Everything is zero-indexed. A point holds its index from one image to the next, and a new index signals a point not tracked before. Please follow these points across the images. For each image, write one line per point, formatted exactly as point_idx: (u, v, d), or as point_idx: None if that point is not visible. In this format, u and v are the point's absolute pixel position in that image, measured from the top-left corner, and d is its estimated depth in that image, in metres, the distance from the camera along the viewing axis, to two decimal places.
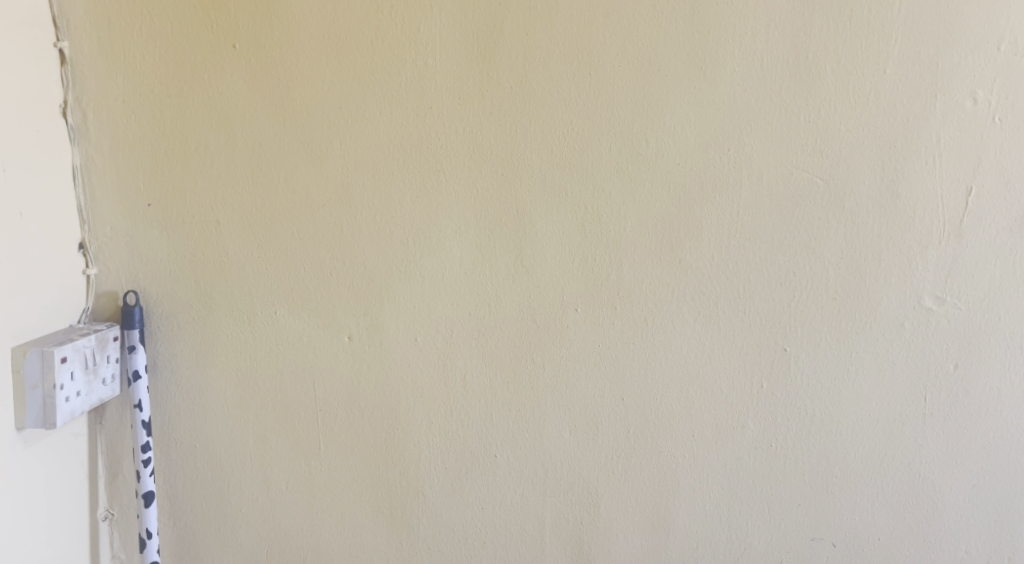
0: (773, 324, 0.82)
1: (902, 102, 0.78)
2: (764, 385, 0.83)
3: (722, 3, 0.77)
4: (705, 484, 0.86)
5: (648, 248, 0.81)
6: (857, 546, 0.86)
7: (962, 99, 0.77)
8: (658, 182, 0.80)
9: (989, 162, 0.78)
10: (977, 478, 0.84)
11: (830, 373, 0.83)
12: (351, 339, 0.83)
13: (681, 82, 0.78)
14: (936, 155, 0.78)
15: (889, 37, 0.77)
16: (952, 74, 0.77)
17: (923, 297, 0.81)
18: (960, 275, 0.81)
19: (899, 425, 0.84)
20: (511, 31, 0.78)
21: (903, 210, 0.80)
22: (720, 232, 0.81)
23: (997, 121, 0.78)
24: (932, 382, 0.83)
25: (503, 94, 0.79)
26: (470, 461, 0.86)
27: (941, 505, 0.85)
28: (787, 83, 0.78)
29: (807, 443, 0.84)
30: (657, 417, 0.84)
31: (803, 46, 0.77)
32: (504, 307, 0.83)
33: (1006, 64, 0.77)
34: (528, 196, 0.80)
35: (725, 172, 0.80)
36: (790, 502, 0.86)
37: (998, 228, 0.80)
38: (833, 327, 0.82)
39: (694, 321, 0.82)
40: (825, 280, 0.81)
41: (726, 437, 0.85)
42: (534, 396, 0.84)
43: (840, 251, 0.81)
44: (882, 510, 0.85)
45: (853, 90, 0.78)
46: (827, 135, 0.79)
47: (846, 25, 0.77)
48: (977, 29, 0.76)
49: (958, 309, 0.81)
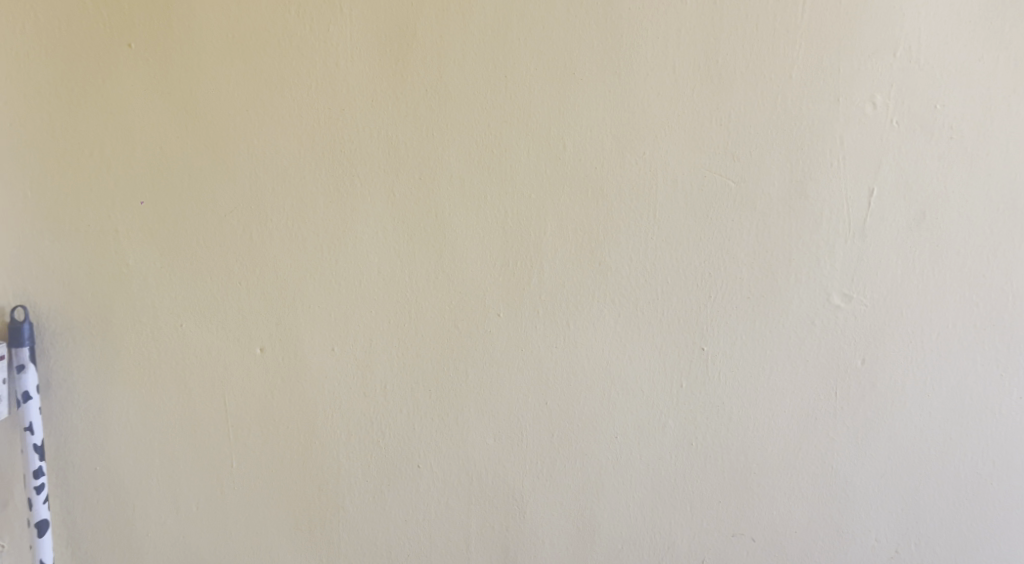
0: (691, 324, 0.83)
1: (806, 106, 0.80)
2: (683, 384, 0.85)
3: (633, 7, 0.77)
4: (628, 485, 0.86)
5: (568, 251, 0.81)
6: (775, 539, 0.88)
7: (862, 104, 0.80)
8: (577, 185, 0.80)
9: (889, 164, 0.82)
10: (886, 468, 0.88)
11: (747, 371, 0.85)
12: (264, 351, 0.80)
13: (597, 85, 0.78)
14: (840, 157, 0.81)
15: (793, 43, 0.79)
16: (852, 79, 0.80)
17: (832, 294, 0.84)
18: (865, 273, 0.84)
19: (812, 419, 0.86)
20: (425, 32, 0.76)
21: (810, 210, 0.82)
22: (638, 234, 0.81)
23: (895, 124, 0.81)
24: (841, 376, 0.85)
25: (419, 96, 0.77)
26: (393, 472, 0.84)
27: (853, 495, 0.88)
28: (698, 87, 0.79)
29: (726, 440, 0.86)
30: (580, 420, 0.84)
31: (712, 50, 0.78)
32: (424, 312, 0.81)
33: (902, 70, 0.80)
34: (447, 200, 0.79)
35: (641, 174, 0.80)
36: (711, 499, 0.87)
37: (899, 227, 0.83)
38: (748, 326, 0.84)
39: (613, 323, 0.83)
40: (739, 279, 0.83)
41: (648, 438, 0.85)
42: (456, 403, 0.83)
43: (753, 251, 0.82)
44: (798, 502, 0.88)
45: (761, 95, 0.80)
46: (738, 138, 0.80)
47: (752, 31, 0.78)
48: (874, 36, 0.79)
49: (864, 306, 0.84)
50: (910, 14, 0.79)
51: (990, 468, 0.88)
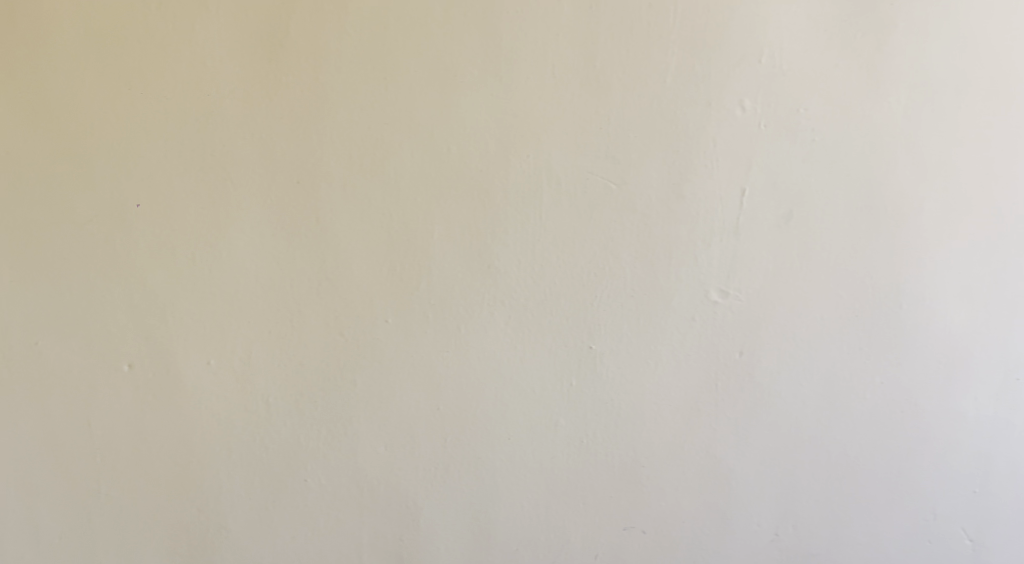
0: (578, 323, 0.85)
1: (681, 109, 0.83)
2: (573, 383, 0.86)
3: (512, 11, 0.78)
4: (522, 486, 0.87)
5: (456, 254, 0.81)
6: (665, 530, 0.91)
7: (731, 108, 0.84)
8: (463, 188, 0.80)
9: (758, 165, 0.85)
10: (765, 455, 0.92)
11: (633, 367, 0.87)
12: (133, 367, 0.76)
13: (479, 88, 0.78)
14: (713, 159, 0.84)
15: (666, 49, 0.81)
16: (722, 83, 0.83)
17: (710, 291, 0.87)
18: (740, 269, 0.87)
19: (695, 412, 0.89)
20: (299, 31, 0.74)
21: (687, 210, 0.85)
22: (525, 236, 0.82)
23: (763, 126, 0.85)
24: (721, 369, 0.89)
25: (293, 97, 0.75)
26: (279, 488, 0.81)
27: (735, 483, 0.92)
28: (577, 90, 0.80)
29: (615, 436, 0.88)
30: (472, 424, 0.84)
31: (590, 54, 0.80)
32: (308, 321, 0.79)
33: (767, 75, 0.84)
34: (327, 204, 0.77)
35: (526, 176, 0.81)
36: (602, 494, 0.89)
37: (770, 225, 0.87)
38: (633, 323, 0.86)
39: (503, 325, 0.83)
40: (624, 278, 0.85)
41: (539, 437, 0.86)
42: (345, 413, 0.81)
43: (636, 250, 0.85)
44: (684, 492, 0.91)
45: (638, 99, 0.82)
46: (618, 140, 0.82)
47: (628, 35, 0.80)
48: (741, 43, 0.83)
49: (740, 301, 0.88)
50: (773, 22, 0.83)
51: (858, 450, 0.93)
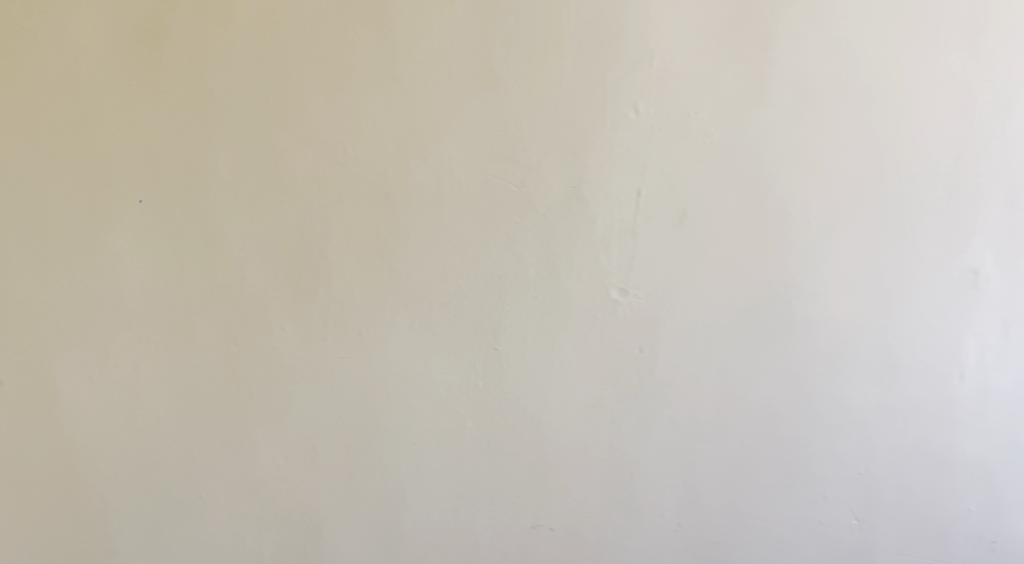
0: (483, 324, 0.85)
1: (578, 113, 0.84)
2: (478, 385, 0.86)
3: (404, 13, 0.78)
4: (429, 490, 0.86)
5: (357, 259, 0.80)
6: (573, 526, 0.93)
7: (626, 111, 0.86)
8: (361, 192, 0.79)
9: (654, 167, 0.88)
10: (667, 449, 0.94)
11: (538, 366, 0.88)
12: (6, 384, 0.75)
13: (373, 89, 0.78)
14: (611, 161, 0.86)
15: (562, 55, 0.83)
16: (617, 88, 0.85)
17: (611, 289, 0.89)
18: (639, 268, 0.89)
19: (599, 409, 0.91)
20: (181, 35, 0.74)
21: (587, 211, 0.86)
22: (427, 241, 0.82)
23: (657, 129, 0.87)
24: (623, 366, 0.91)
25: (178, 102, 0.75)
26: (172, 506, 0.81)
27: (639, 477, 0.94)
28: (475, 93, 0.81)
29: (521, 437, 0.89)
30: (378, 431, 0.84)
31: (487, 60, 0.81)
32: (199, 329, 0.78)
33: (660, 80, 0.86)
34: (216, 210, 0.77)
35: (427, 179, 0.81)
36: (510, 494, 0.90)
37: (666, 224, 0.89)
38: (537, 323, 0.87)
39: (407, 329, 0.83)
40: (528, 279, 0.86)
41: (446, 441, 0.86)
42: (241, 425, 0.80)
43: (539, 250, 0.86)
44: (590, 489, 0.92)
45: (536, 101, 0.83)
46: (517, 142, 0.83)
47: (523, 41, 0.81)
48: (633, 47, 0.85)
49: (640, 299, 0.90)
50: (663, 28, 0.85)
51: (753, 439, 0.97)
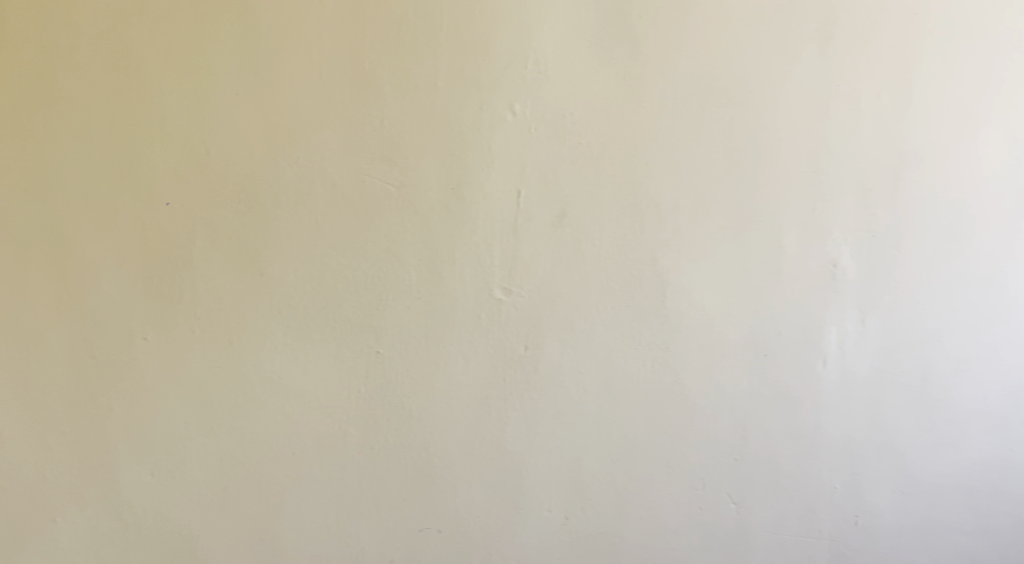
0: (365, 328, 0.87)
1: (453, 114, 0.87)
2: (360, 389, 0.88)
3: (269, 15, 0.81)
4: (310, 498, 0.88)
5: (225, 262, 0.82)
6: (461, 527, 0.94)
7: (501, 112, 0.88)
8: (227, 193, 0.81)
9: (532, 167, 0.90)
10: (554, 444, 0.96)
11: (422, 367, 0.89)
12: None
13: (236, 89, 0.81)
14: (489, 161, 0.88)
15: (434, 59, 0.85)
16: (492, 89, 0.87)
17: (494, 289, 0.91)
18: (521, 267, 0.91)
19: (486, 407, 0.93)
20: (32, 40, 0.77)
21: (468, 212, 0.88)
22: (300, 247, 0.84)
23: (534, 130, 0.89)
24: (509, 364, 0.93)
25: (29, 108, 0.77)
26: (29, 531, 0.81)
27: (526, 473, 0.96)
28: (348, 93, 0.84)
29: (406, 438, 0.90)
30: (251, 441, 0.85)
31: (358, 69, 0.83)
32: (56, 335, 0.79)
33: (534, 82, 0.89)
34: (72, 215, 0.78)
35: (298, 179, 0.83)
36: (396, 497, 0.91)
37: (546, 224, 0.91)
38: (419, 325, 0.89)
39: (282, 336, 0.84)
40: (408, 283, 0.88)
41: (328, 447, 0.87)
42: (103, 441, 0.81)
43: (420, 253, 0.87)
44: (478, 487, 0.94)
45: (411, 101, 0.85)
46: (393, 143, 0.85)
47: (393, 51, 0.84)
48: (506, 49, 0.87)
49: (523, 297, 0.92)
50: (535, 30, 0.88)
51: (635, 430, 1.00)
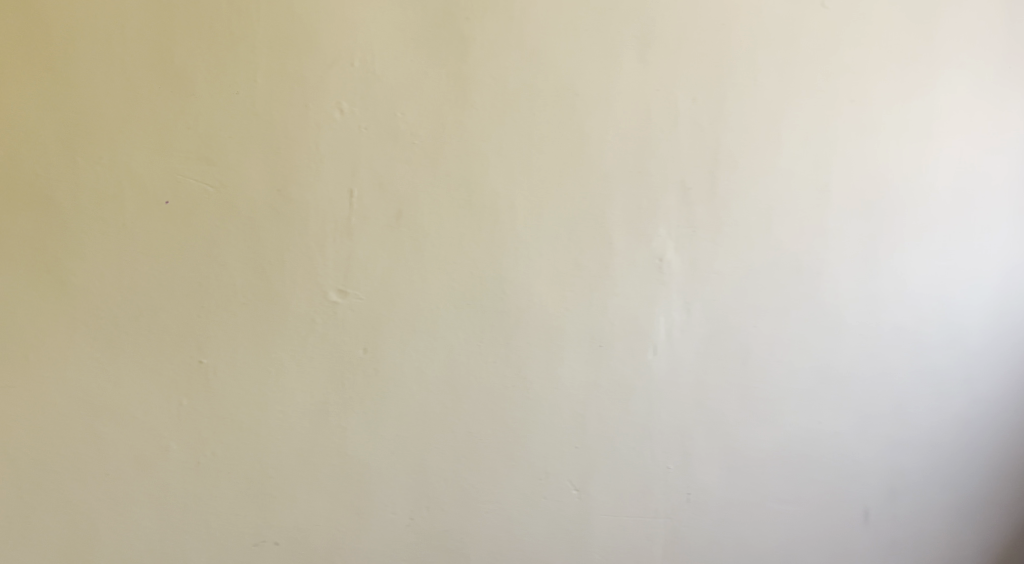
0: (186, 338, 0.84)
1: (275, 111, 0.85)
2: (183, 401, 0.85)
3: (59, 5, 0.78)
4: (128, 522, 0.85)
5: (17, 270, 0.78)
6: (299, 538, 0.92)
7: (329, 110, 0.87)
8: (15, 196, 0.77)
9: (364, 166, 0.89)
10: (396, 446, 0.96)
11: (251, 374, 0.87)
12: None
13: (23, 83, 0.77)
14: (318, 159, 0.87)
15: (252, 55, 0.84)
16: (318, 86, 0.87)
17: (328, 290, 0.89)
18: (356, 268, 0.91)
19: (323, 412, 0.91)
20: None
21: (296, 213, 0.87)
22: (105, 256, 0.81)
23: (364, 130, 0.89)
24: (346, 368, 0.92)
25: None
26: None
27: (368, 477, 0.95)
28: (155, 88, 0.81)
29: (238, 449, 0.88)
30: (54, 464, 0.81)
31: (167, 67, 0.81)
32: None
33: (362, 80, 0.88)
34: None
35: (100, 180, 0.80)
36: (226, 512, 0.88)
37: (380, 225, 0.91)
38: (247, 331, 0.87)
39: (89, 349, 0.81)
40: (233, 289, 0.86)
41: (147, 466, 0.84)
42: None
43: (245, 257, 0.85)
44: (317, 494, 0.92)
45: (227, 98, 0.83)
46: (209, 141, 0.83)
47: (206, 50, 0.82)
48: (330, 47, 0.87)
49: (360, 299, 0.91)
50: (359, 28, 0.88)
51: (479, 426, 1.01)
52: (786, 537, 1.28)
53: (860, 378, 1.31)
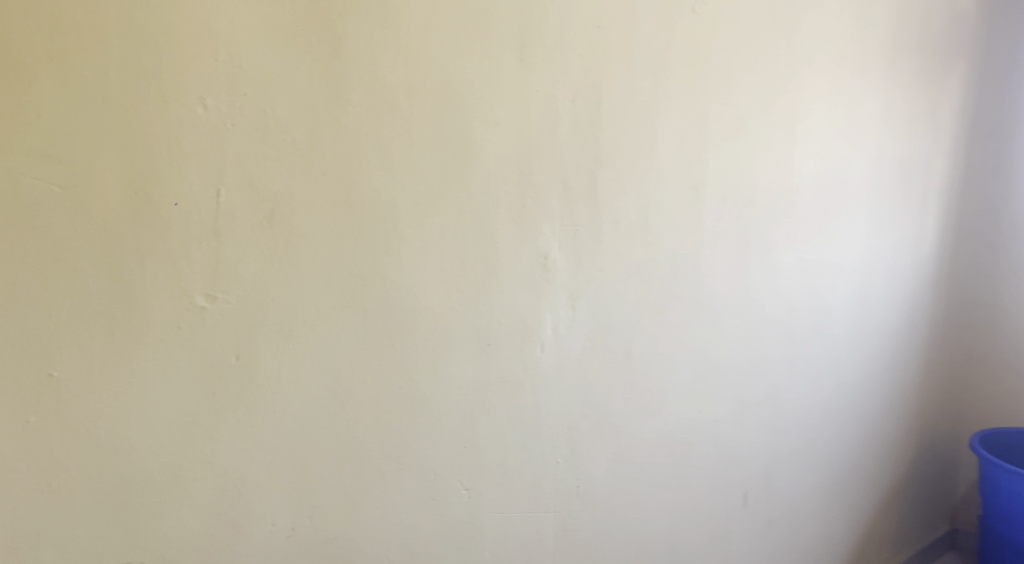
0: (33, 350, 0.78)
1: (130, 107, 0.80)
2: (30, 419, 0.79)
3: None
4: None
5: None
6: (170, 556, 0.88)
7: (191, 106, 0.83)
8: None
9: (232, 165, 0.86)
10: (275, 455, 0.93)
11: (110, 387, 0.83)
12: None
13: None
14: (180, 158, 0.83)
15: (102, 45, 0.78)
16: (178, 81, 0.82)
17: (195, 296, 0.86)
18: (226, 272, 0.87)
19: (192, 424, 0.87)
20: None
21: (157, 214, 0.83)
22: None
23: (231, 127, 0.86)
24: (217, 376, 0.88)
25: None
26: None
27: (245, 488, 0.92)
28: None
29: (96, 467, 0.83)
30: None
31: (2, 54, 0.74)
32: None
33: (227, 75, 0.85)
34: None
35: None
36: (87, 534, 0.83)
37: (252, 226, 0.88)
38: (104, 341, 0.82)
39: None
40: (86, 296, 0.80)
41: None
42: None
43: (99, 261, 0.80)
44: (188, 510, 0.89)
45: (75, 91, 0.78)
46: (54, 137, 0.77)
47: (46, 40, 0.76)
48: (191, 40, 0.83)
49: (231, 304, 0.88)
50: (223, 20, 0.84)
51: (363, 431, 1.00)
52: (668, 511, 1.44)
53: (716, 362, 1.46)
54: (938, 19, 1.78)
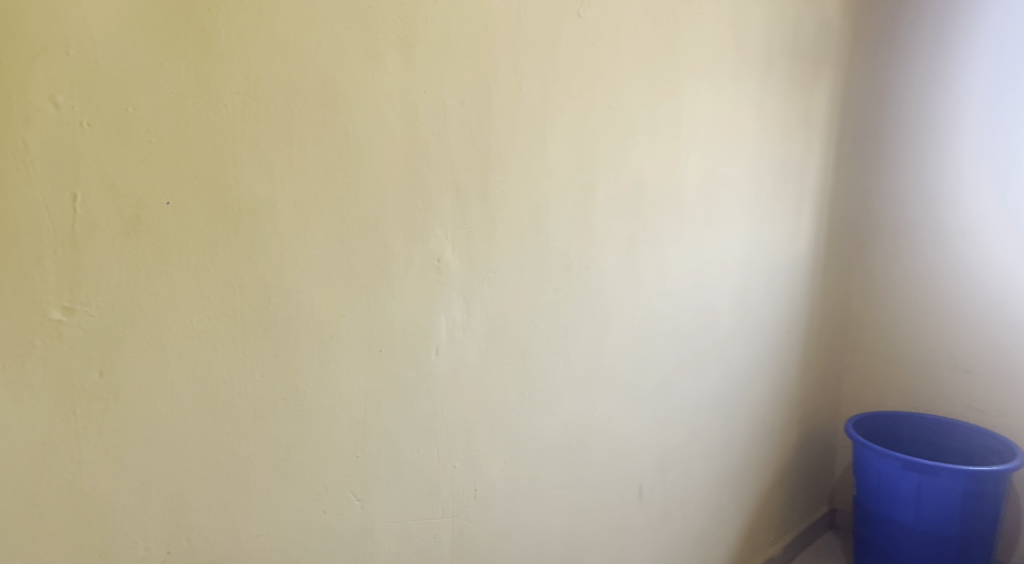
0: None
1: None
2: None
3: None
4: None
5: None
6: None
7: (40, 104, 0.78)
8: None
9: (89, 167, 0.81)
10: (146, 475, 0.89)
11: None
12: None
13: None
14: (28, 160, 0.78)
15: None
16: (24, 78, 0.77)
17: (50, 309, 0.81)
18: (85, 282, 0.83)
19: (50, 447, 0.82)
20: None
21: (3, 222, 0.77)
22: None
23: (87, 127, 0.81)
24: (77, 394, 0.83)
25: None
26: None
27: (113, 511, 0.87)
28: None
29: None
30: None
31: None
32: None
33: (81, 72, 0.80)
34: None
35: None
36: None
37: (114, 232, 0.84)
38: None
39: None
40: None
41: None
42: None
43: None
44: (48, 539, 0.83)
45: None
46: None
47: None
48: (39, 33, 0.78)
49: (91, 317, 0.83)
50: (75, 13, 0.79)
51: (246, 446, 0.96)
52: (566, 509, 1.46)
53: (609, 359, 1.49)
54: (808, 28, 1.88)
